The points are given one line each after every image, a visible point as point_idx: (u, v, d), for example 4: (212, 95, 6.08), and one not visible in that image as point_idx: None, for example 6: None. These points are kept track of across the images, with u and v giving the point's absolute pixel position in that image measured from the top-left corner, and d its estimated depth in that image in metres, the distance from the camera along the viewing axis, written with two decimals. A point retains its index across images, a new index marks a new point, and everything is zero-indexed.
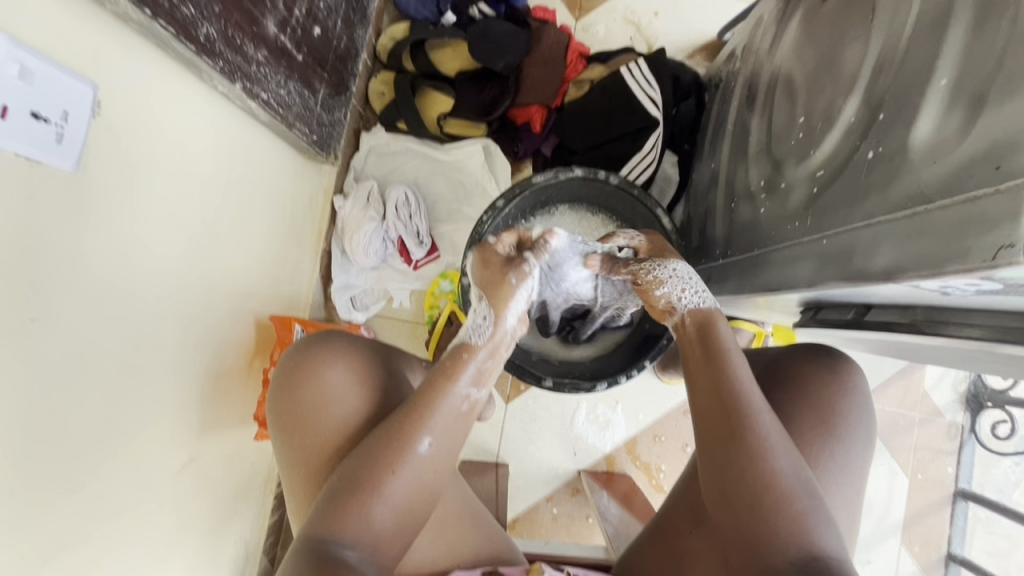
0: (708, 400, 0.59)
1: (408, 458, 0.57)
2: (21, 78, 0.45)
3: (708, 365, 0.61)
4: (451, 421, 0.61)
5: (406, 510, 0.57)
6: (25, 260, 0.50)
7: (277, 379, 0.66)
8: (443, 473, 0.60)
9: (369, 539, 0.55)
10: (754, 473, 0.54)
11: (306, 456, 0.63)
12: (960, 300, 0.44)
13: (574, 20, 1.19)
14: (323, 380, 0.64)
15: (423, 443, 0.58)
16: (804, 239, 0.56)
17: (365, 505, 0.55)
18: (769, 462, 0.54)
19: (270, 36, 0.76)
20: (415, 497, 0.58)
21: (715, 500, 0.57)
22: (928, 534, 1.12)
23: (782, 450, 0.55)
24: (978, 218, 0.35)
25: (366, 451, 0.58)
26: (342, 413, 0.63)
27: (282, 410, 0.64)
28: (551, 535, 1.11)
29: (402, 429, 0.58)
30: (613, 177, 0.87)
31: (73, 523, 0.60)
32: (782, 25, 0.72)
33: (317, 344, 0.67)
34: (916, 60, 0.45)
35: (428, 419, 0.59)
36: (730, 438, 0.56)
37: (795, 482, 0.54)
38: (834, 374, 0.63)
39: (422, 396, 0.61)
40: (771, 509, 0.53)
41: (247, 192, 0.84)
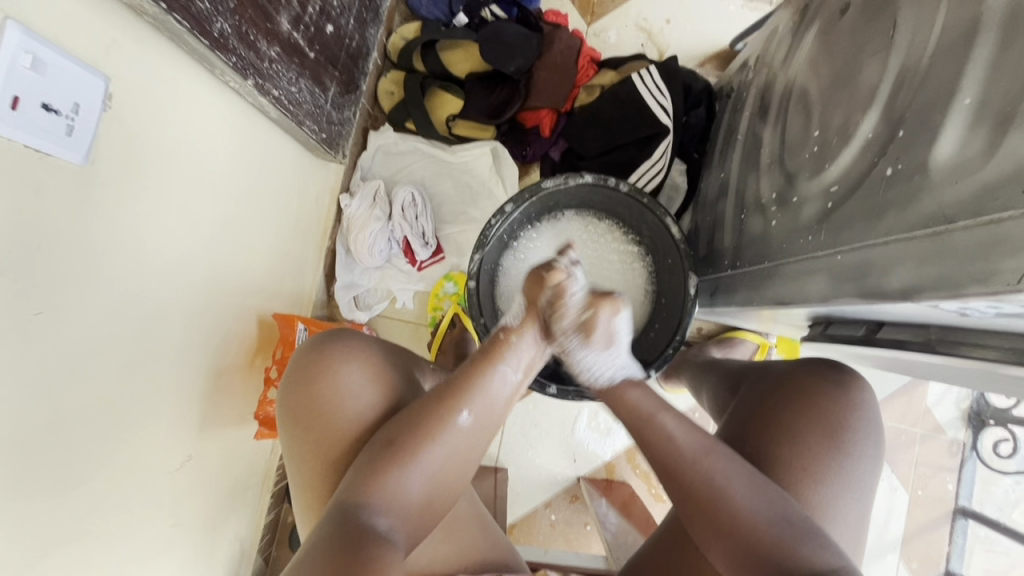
0: (649, 455, 0.62)
1: (450, 429, 0.58)
2: (33, 69, 0.44)
3: (641, 430, 0.63)
4: (492, 401, 0.61)
5: (440, 483, 0.58)
6: (31, 253, 0.49)
7: (292, 375, 0.65)
8: (478, 451, 0.60)
9: (400, 509, 0.55)
10: (719, 515, 0.56)
11: (323, 446, 0.62)
12: (977, 321, 0.44)
13: (585, 25, 1.18)
14: (338, 378, 0.63)
15: (463, 416, 0.59)
16: (817, 254, 0.56)
17: (401, 473, 0.55)
18: (729, 500, 0.56)
19: (283, 33, 0.75)
20: (450, 472, 0.58)
21: (698, 541, 0.58)
22: (927, 551, 1.12)
23: (735, 484, 0.56)
24: (1002, 240, 0.35)
25: (409, 420, 0.58)
26: (359, 409, 0.63)
27: (297, 405, 0.64)
28: (549, 542, 1.11)
29: (448, 399, 0.59)
30: (623, 184, 0.85)
31: (70, 520, 0.59)
32: (799, 36, 0.72)
33: (334, 342, 0.66)
34: (939, 79, 0.44)
35: (472, 393, 0.60)
36: (684, 490, 0.58)
37: (759, 512, 0.55)
38: (845, 391, 0.63)
39: (469, 371, 0.61)
40: (744, 543, 0.54)
41: (255, 189, 0.84)
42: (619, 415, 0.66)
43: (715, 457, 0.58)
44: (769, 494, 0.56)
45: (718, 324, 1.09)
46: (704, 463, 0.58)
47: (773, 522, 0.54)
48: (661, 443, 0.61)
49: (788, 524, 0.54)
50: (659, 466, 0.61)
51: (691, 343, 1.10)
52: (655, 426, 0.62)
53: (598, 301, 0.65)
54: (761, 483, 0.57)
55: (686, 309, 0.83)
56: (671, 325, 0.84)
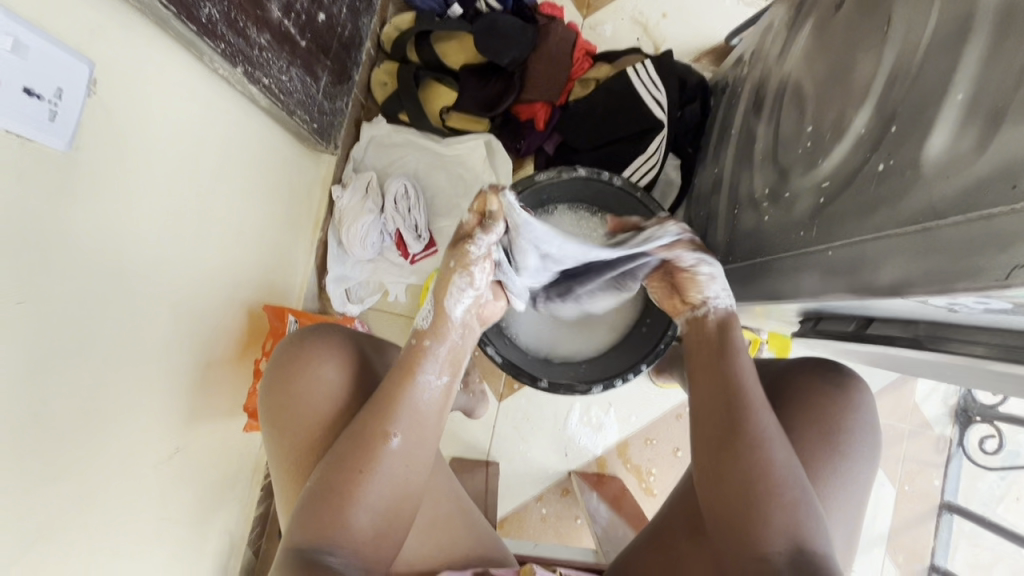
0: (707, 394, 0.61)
1: (379, 457, 0.57)
2: (14, 53, 0.43)
3: (716, 361, 0.63)
4: (421, 417, 0.60)
5: (392, 509, 0.57)
6: (12, 240, 0.48)
7: (270, 374, 0.65)
8: (421, 468, 0.60)
9: (352, 542, 0.54)
10: (752, 463, 0.55)
11: (295, 456, 0.62)
12: (969, 318, 0.44)
13: (581, 18, 1.18)
14: (314, 378, 0.63)
15: (393, 439, 0.58)
16: (808, 249, 0.56)
17: (347, 506, 0.55)
18: (766, 451, 0.55)
19: (274, 20, 0.74)
20: (399, 496, 0.58)
21: (712, 492, 0.57)
22: (912, 545, 1.13)
23: (780, 441, 0.56)
24: (993, 235, 0.35)
25: (343, 452, 0.57)
26: (331, 412, 0.62)
27: (272, 407, 0.63)
28: (540, 535, 1.11)
29: (375, 424, 0.58)
30: (616, 178, 0.86)
31: (56, 511, 0.59)
32: (794, 31, 0.72)
33: (309, 341, 0.65)
34: (933, 74, 0.44)
35: (395, 413, 0.59)
36: (729, 428, 0.58)
37: (790, 473, 0.55)
38: (843, 390, 0.63)
39: (387, 389, 0.60)
40: (764, 496, 0.54)
41: (245, 179, 0.83)
42: (695, 353, 0.66)
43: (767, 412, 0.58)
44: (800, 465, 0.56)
45: None
46: (756, 415, 0.58)
47: (795, 500, 0.53)
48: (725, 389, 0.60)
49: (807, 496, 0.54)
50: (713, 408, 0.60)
51: None
52: (726, 365, 0.62)
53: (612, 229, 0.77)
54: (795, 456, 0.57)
55: None
56: (663, 321, 0.83)
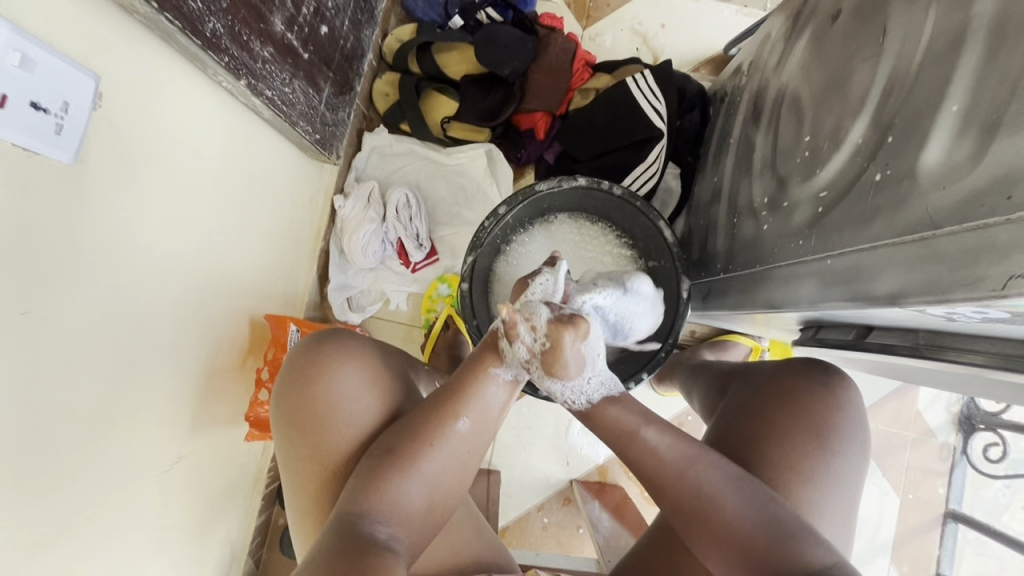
0: (637, 467, 0.60)
1: (446, 436, 0.58)
2: (22, 68, 0.44)
3: (624, 450, 0.61)
4: (489, 404, 0.61)
5: (440, 492, 0.58)
6: (16, 251, 0.48)
7: (287, 373, 0.65)
8: (477, 455, 0.61)
9: (401, 519, 0.55)
10: (711, 529, 0.55)
11: (319, 452, 0.62)
12: (965, 325, 0.44)
13: (581, 29, 1.19)
14: (338, 375, 0.63)
15: (463, 422, 0.59)
16: (807, 258, 0.56)
17: (400, 482, 0.55)
18: (712, 502, 0.55)
19: (277, 33, 0.75)
20: (450, 479, 0.59)
21: (694, 543, 0.57)
22: (917, 555, 1.12)
23: (721, 485, 0.56)
24: (989, 245, 0.35)
25: (407, 428, 0.59)
26: (359, 408, 0.63)
27: (293, 404, 0.63)
28: (542, 544, 1.11)
29: (445, 405, 0.59)
30: (616, 187, 0.85)
31: (59, 521, 0.59)
32: (791, 42, 0.72)
33: (326, 342, 0.65)
34: (927, 86, 0.45)
35: (467, 398, 0.60)
36: (665, 495, 0.58)
37: (750, 521, 0.54)
38: (830, 390, 0.64)
39: (461, 377, 0.61)
40: (727, 545, 0.54)
41: (247, 189, 0.83)
42: (606, 438, 0.63)
43: (699, 463, 0.57)
44: (758, 496, 0.55)
45: (710, 328, 1.10)
46: (692, 472, 0.57)
47: (767, 537, 0.53)
48: (643, 458, 0.60)
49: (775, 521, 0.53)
50: (647, 479, 0.60)
51: (685, 346, 1.10)
52: (635, 441, 0.61)
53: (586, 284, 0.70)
54: (760, 494, 0.56)
55: (678, 311, 0.83)
56: (664, 326, 0.84)
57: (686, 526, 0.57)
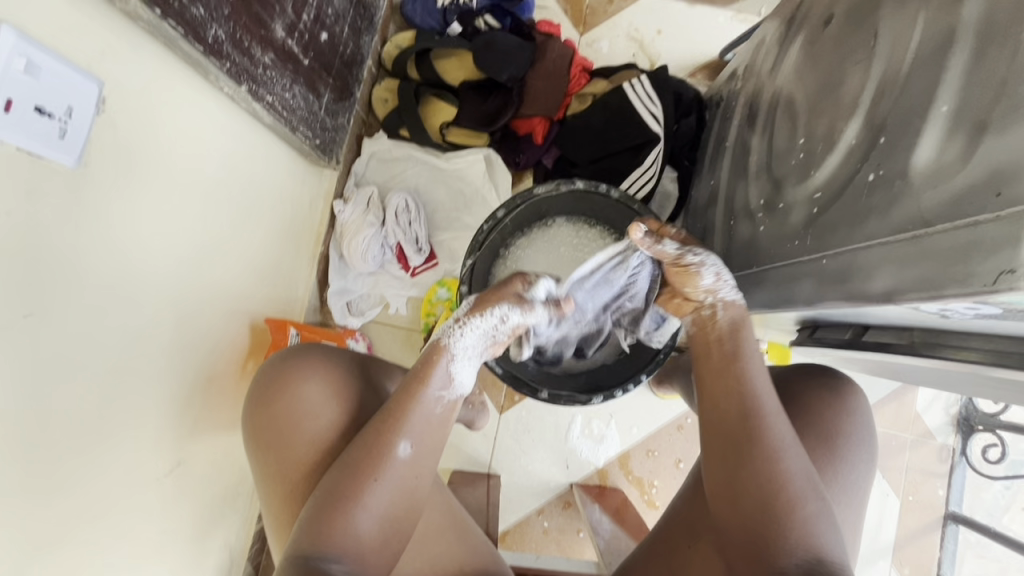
0: (723, 412, 0.59)
1: (388, 464, 0.58)
2: (27, 73, 0.44)
3: (727, 377, 0.60)
4: (429, 426, 0.61)
5: (391, 517, 0.58)
6: (19, 253, 0.49)
7: (255, 391, 0.65)
8: (425, 475, 0.61)
9: (353, 551, 0.55)
10: (764, 473, 0.55)
11: (281, 473, 0.62)
12: (959, 323, 0.44)
13: (578, 35, 1.20)
14: (297, 395, 0.63)
15: (402, 447, 0.59)
16: (803, 259, 0.57)
17: (348, 514, 0.55)
18: (782, 464, 0.55)
19: (277, 40, 0.76)
20: (399, 504, 0.58)
21: (735, 502, 0.56)
22: (918, 556, 1.12)
23: (793, 454, 0.56)
24: (979, 241, 0.36)
25: (349, 458, 0.58)
26: (317, 428, 0.63)
27: (260, 423, 0.64)
28: (542, 548, 1.10)
29: (384, 432, 0.59)
30: (613, 191, 0.88)
31: (59, 525, 0.59)
32: (785, 46, 0.73)
33: (292, 357, 0.66)
34: (918, 87, 0.46)
35: (404, 422, 0.59)
36: (748, 446, 0.56)
37: (803, 482, 0.54)
38: (841, 396, 0.64)
39: (399, 398, 0.61)
40: (772, 507, 0.53)
41: (248, 194, 0.84)
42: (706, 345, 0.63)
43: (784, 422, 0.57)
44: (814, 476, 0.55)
45: None
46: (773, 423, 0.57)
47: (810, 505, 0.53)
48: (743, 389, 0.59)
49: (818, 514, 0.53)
50: (729, 423, 0.59)
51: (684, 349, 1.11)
52: (739, 387, 0.60)
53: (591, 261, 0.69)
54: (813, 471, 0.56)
55: None
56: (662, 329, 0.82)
57: (737, 454, 0.57)
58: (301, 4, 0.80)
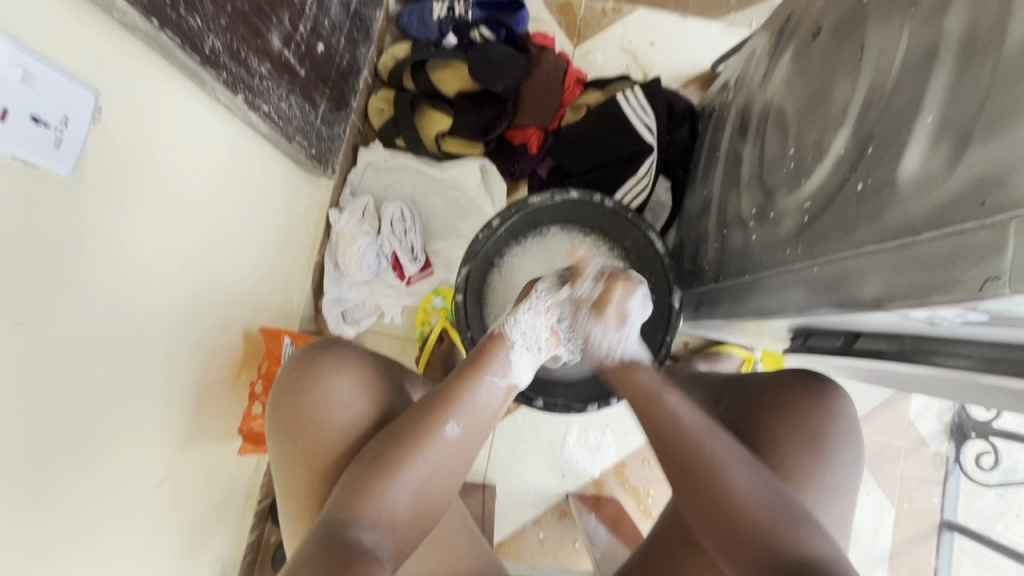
0: (661, 440, 0.62)
1: (438, 442, 0.59)
2: (24, 82, 0.45)
3: (646, 412, 0.64)
4: (480, 410, 0.62)
5: (427, 499, 0.58)
6: (26, 264, 0.50)
7: (283, 381, 0.65)
8: (467, 461, 0.62)
9: (388, 526, 0.56)
10: (710, 488, 0.57)
11: (310, 460, 0.62)
12: (947, 331, 0.45)
13: (572, 47, 1.22)
14: (332, 381, 0.64)
15: (453, 428, 0.60)
16: (794, 266, 0.58)
17: (390, 487, 0.56)
18: (723, 481, 0.57)
19: (274, 51, 0.77)
20: (440, 486, 0.59)
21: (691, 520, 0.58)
22: (914, 565, 1.12)
23: (734, 466, 0.57)
24: (964, 250, 0.36)
25: (395, 434, 0.59)
26: (349, 416, 0.63)
27: (286, 412, 0.64)
28: (538, 559, 1.09)
29: (435, 413, 0.60)
30: (607, 201, 0.88)
31: (49, 537, 0.58)
32: (775, 58, 0.75)
33: (326, 349, 0.67)
34: (903, 98, 0.47)
35: (459, 404, 0.61)
36: (686, 473, 0.59)
37: (754, 493, 0.56)
38: (825, 400, 0.64)
39: (456, 381, 0.63)
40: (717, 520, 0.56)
41: (248, 199, 0.85)
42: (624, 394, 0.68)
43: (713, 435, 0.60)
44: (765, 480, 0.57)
45: (703, 339, 1.11)
46: (705, 438, 0.59)
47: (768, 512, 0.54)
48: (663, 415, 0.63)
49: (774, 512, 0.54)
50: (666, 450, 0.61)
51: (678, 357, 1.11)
52: (659, 410, 0.63)
53: (612, 279, 0.68)
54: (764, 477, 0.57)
55: (671, 321, 0.84)
56: (658, 337, 0.85)
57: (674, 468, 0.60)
58: (298, 15, 0.81)
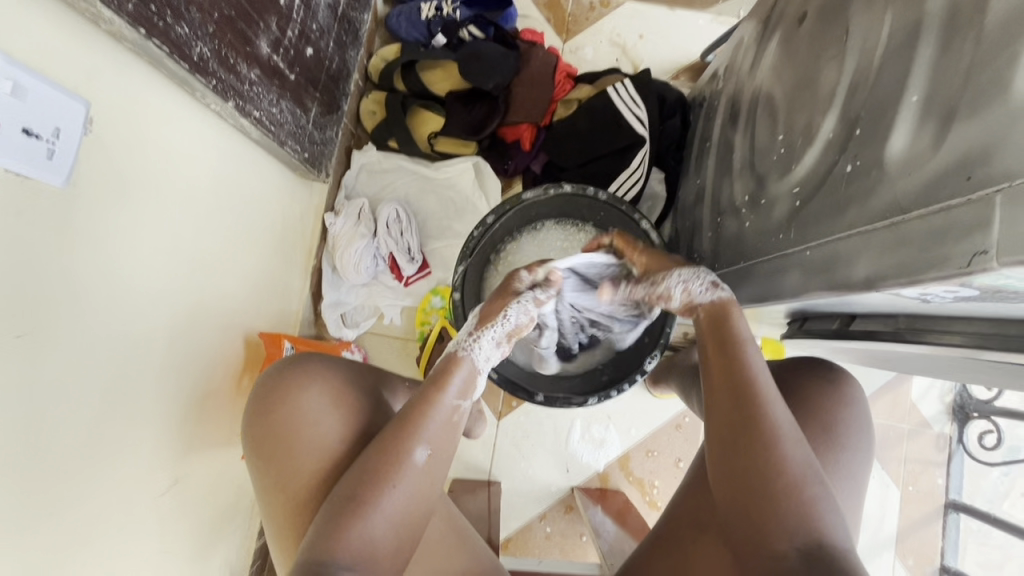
0: (721, 405, 0.60)
1: (407, 468, 0.59)
2: (13, 95, 0.45)
3: (723, 367, 0.61)
4: (443, 432, 0.63)
5: (405, 529, 0.58)
6: (23, 277, 0.50)
7: (251, 409, 0.65)
8: (437, 485, 0.62)
9: (369, 557, 0.55)
10: (764, 458, 0.55)
11: (286, 484, 0.62)
12: (941, 308, 0.45)
13: (561, 43, 1.22)
14: (293, 407, 0.64)
15: (419, 453, 0.60)
16: (787, 251, 0.58)
17: (366, 520, 0.55)
18: (780, 449, 0.55)
19: (263, 56, 0.77)
20: (414, 509, 0.59)
21: (726, 477, 0.57)
22: (922, 546, 1.12)
23: (794, 436, 0.56)
24: (951, 226, 0.36)
25: (362, 467, 0.58)
26: (320, 435, 0.63)
27: (259, 432, 0.64)
28: (546, 553, 1.10)
29: (400, 439, 0.60)
30: (601, 193, 0.88)
31: (58, 546, 0.59)
32: (762, 46, 0.75)
33: (290, 368, 0.66)
34: (888, 79, 0.47)
35: (421, 428, 0.61)
36: (746, 431, 0.57)
37: (807, 469, 0.54)
38: (836, 388, 0.65)
39: (415, 407, 0.63)
40: (773, 491, 0.54)
41: (244, 204, 0.86)
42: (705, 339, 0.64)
43: (779, 407, 0.58)
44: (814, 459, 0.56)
45: None
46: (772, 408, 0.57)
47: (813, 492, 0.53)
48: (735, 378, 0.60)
49: (817, 542, 0.51)
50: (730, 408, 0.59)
51: (677, 348, 1.11)
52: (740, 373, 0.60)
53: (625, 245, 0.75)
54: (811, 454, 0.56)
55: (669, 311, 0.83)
56: (656, 328, 0.85)
57: (741, 431, 0.57)
58: (285, 20, 0.81)
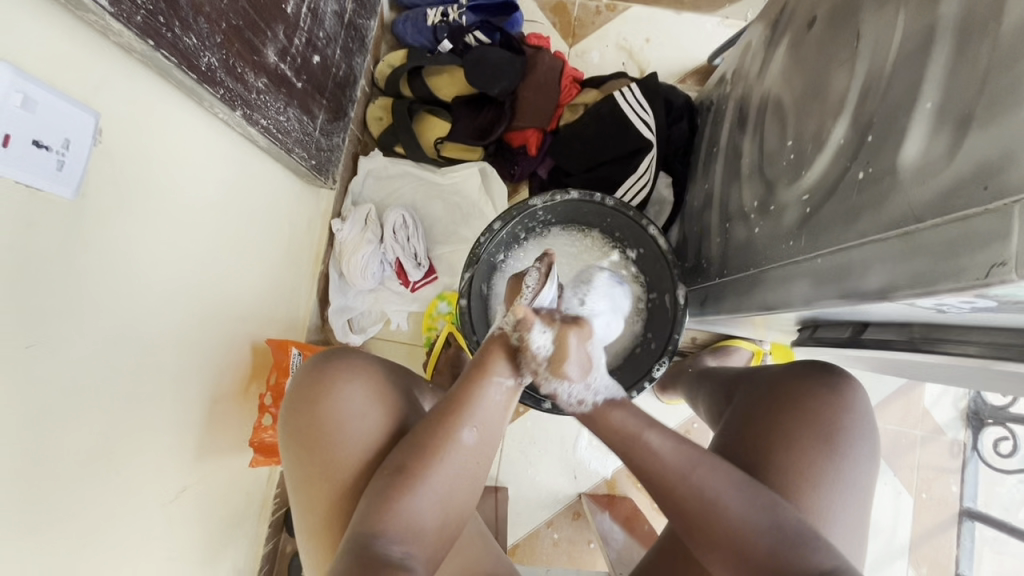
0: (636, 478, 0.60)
1: (455, 447, 0.57)
2: (24, 108, 0.45)
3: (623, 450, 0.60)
4: (492, 411, 0.60)
5: (450, 509, 0.57)
6: (34, 287, 0.51)
7: (291, 399, 0.65)
8: (486, 465, 0.60)
9: (416, 535, 0.55)
10: (709, 522, 0.55)
11: (328, 469, 0.62)
12: (958, 318, 0.44)
13: (567, 47, 1.22)
14: (338, 395, 0.64)
15: (468, 432, 0.58)
16: (798, 258, 0.57)
17: (411, 498, 0.55)
18: (719, 505, 0.55)
19: (270, 64, 0.77)
20: (460, 489, 0.58)
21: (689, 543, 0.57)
22: (936, 555, 1.11)
23: (716, 485, 0.56)
24: (969, 236, 0.36)
25: (411, 441, 0.58)
26: (364, 424, 0.63)
27: (298, 423, 0.64)
28: (553, 561, 1.09)
29: (448, 418, 0.58)
30: (608, 198, 0.87)
31: (67, 556, 0.59)
32: (771, 51, 0.74)
33: (332, 361, 0.66)
34: (901, 85, 0.46)
35: (471, 408, 0.59)
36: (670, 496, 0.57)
37: (755, 517, 0.54)
38: (834, 390, 0.64)
39: (463, 386, 0.60)
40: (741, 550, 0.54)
41: (252, 211, 0.86)
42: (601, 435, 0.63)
43: (697, 466, 0.57)
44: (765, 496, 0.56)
45: (711, 334, 1.10)
46: (693, 476, 0.57)
47: (767, 533, 0.53)
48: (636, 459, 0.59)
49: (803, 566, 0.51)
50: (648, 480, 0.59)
51: (686, 354, 1.11)
52: (630, 441, 0.60)
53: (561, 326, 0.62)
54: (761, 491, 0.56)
55: (676, 317, 0.84)
56: (666, 335, 0.85)
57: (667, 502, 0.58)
58: (292, 28, 0.81)
